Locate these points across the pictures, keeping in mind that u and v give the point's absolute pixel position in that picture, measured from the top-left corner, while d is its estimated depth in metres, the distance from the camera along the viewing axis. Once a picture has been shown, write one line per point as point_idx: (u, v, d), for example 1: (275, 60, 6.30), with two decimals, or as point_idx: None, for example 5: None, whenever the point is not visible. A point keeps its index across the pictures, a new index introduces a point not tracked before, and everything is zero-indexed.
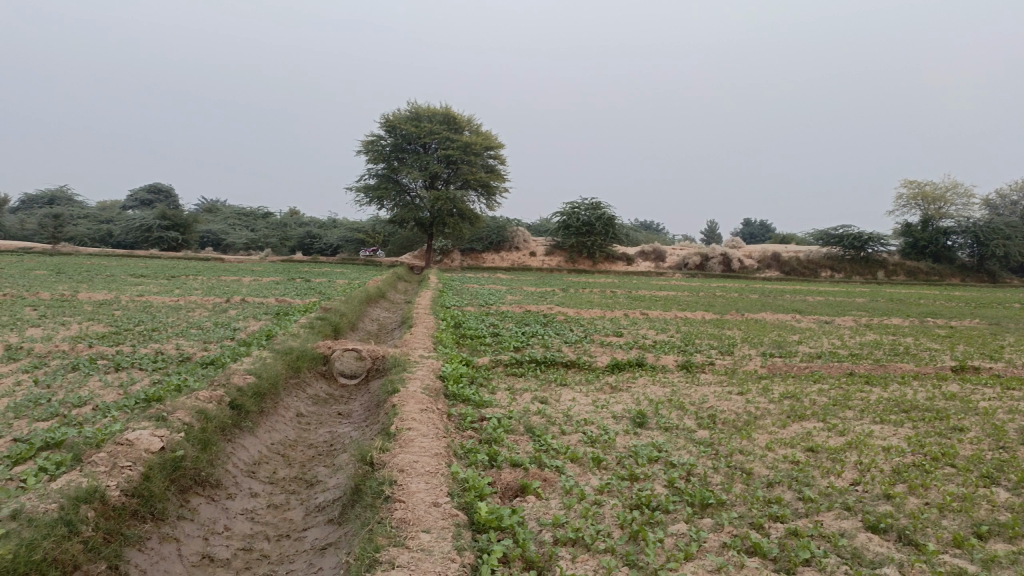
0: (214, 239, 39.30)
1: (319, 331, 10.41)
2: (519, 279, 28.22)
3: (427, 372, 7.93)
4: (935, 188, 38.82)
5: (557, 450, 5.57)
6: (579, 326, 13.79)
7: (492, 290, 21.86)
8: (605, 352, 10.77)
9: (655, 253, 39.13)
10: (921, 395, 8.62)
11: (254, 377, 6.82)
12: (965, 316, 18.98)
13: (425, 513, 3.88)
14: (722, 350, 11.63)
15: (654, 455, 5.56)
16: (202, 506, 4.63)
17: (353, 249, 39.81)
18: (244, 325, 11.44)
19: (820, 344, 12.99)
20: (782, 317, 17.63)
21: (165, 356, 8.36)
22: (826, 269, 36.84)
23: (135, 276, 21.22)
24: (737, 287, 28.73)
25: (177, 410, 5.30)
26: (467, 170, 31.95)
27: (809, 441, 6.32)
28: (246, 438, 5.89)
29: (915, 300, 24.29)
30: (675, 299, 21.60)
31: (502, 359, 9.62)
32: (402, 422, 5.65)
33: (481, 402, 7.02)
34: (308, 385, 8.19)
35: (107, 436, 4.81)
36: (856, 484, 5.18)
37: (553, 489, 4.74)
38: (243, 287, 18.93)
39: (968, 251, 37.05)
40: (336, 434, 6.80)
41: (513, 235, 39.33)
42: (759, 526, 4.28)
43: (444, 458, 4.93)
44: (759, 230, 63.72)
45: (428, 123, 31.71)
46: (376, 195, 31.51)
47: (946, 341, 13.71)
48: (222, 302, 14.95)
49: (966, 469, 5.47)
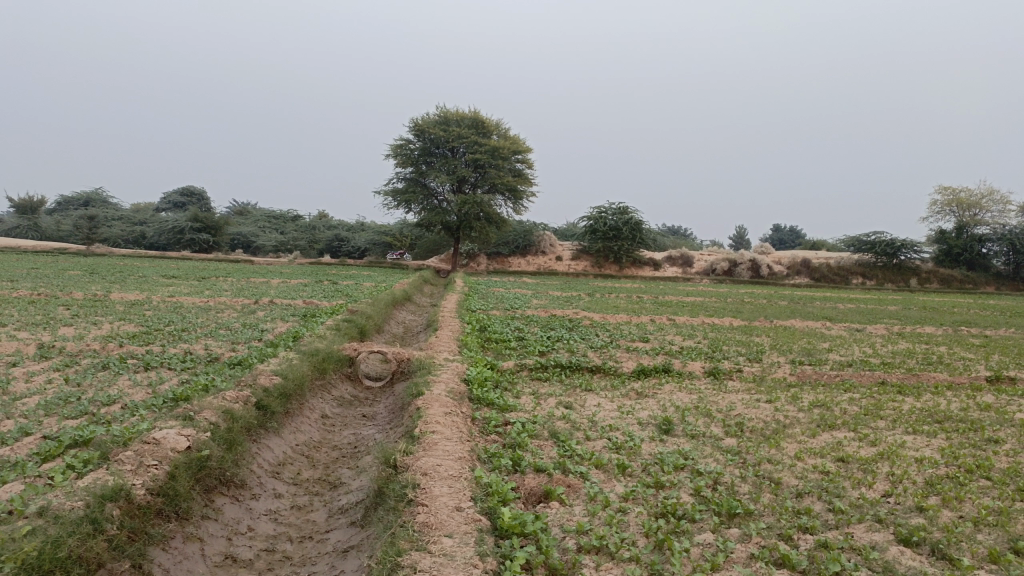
0: (244, 242, 39.78)
1: (345, 333, 10.47)
2: (546, 283, 28.18)
3: (451, 375, 7.91)
4: (970, 194, 38.17)
5: (581, 455, 5.52)
6: (605, 331, 13.71)
7: (518, 293, 21.87)
8: (631, 358, 10.68)
9: (682, 258, 38.89)
10: (955, 405, 8.43)
11: (280, 378, 6.85)
12: (1000, 325, 18.60)
13: (448, 517, 3.85)
14: (750, 357, 11.49)
15: (680, 463, 5.48)
16: (226, 506, 4.64)
17: (380, 252, 39.99)
18: (271, 326, 11.52)
19: (850, 352, 12.80)
20: (811, 324, 17.39)
21: (193, 356, 8.45)
22: (857, 277, 36.33)
23: (166, 277, 21.53)
24: (766, 292, 28.45)
25: (204, 410, 5.34)
26: (494, 174, 31.98)
27: (839, 451, 6.20)
28: (271, 439, 5.91)
29: (948, 308, 23.84)
30: (702, 304, 21.42)
31: (527, 364, 9.58)
32: (425, 425, 5.63)
33: (505, 407, 6.98)
34: (333, 387, 8.21)
35: (134, 435, 4.85)
36: (888, 496, 5.06)
37: (576, 495, 4.69)
38: (271, 289, 19.11)
39: (1004, 259, 36.36)
40: (360, 437, 6.80)
41: (540, 240, 39.29)
42: (788, 537, 4.20)
43: (468, 462, 4.90)
44: (789, 236, 63.11)
45: (456, 127, 31.80)
46: (404, 199, 31.65)
47: (980, 351, 13.42)
48: (250, 303, 15.12)
49: (1002, 482, 5.31)
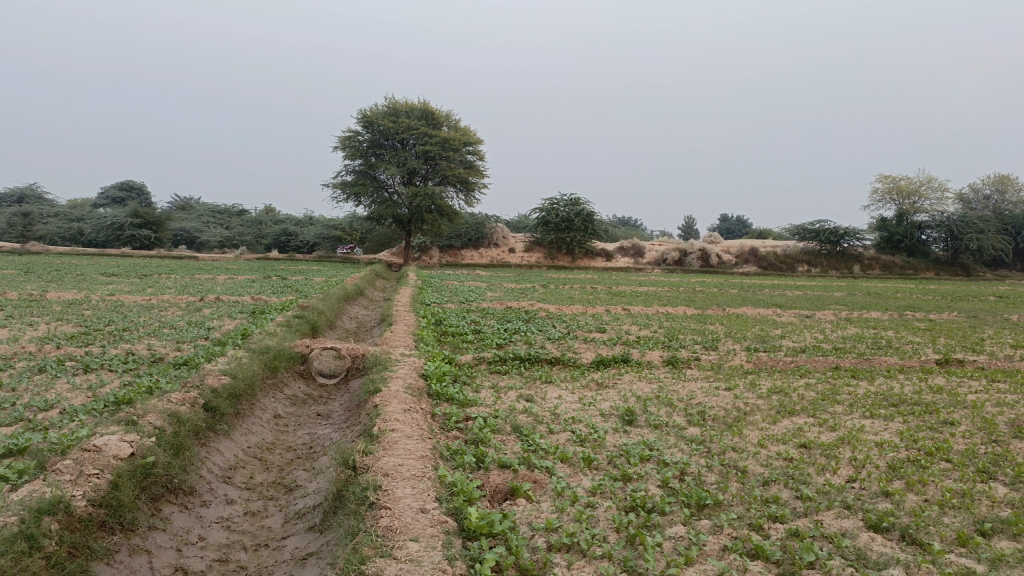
0: (188, 238, 38.69)
1: (296, 329, 10.17)
2: (499, 276, 28.02)
3: (409, 370, 7.71)
4: (910, 182, 39.14)
5: (546, 450, 5.39)
6: (561, 322, 13.64)
7: (472, 286, 21.68)
8: (588, 348, 10.62)
9: (633, 248, 39.20)
10: (908, 388, 8.57)
11: (229, 378, 6.56)
12: (943, 309, 19.11)
13: (413, 519, 3.68)
14: (706, 345, 11.54)
15: (646, 454, 5.40)
16: (175, 515, 4.39)
17: (330, 246, 39.35)
18: (219, 324, 11.14)
19: (803, 338, 12.94)
20: (763, 311, 17.59)
21: (136, 357, 8.09)
22: (802, 264, 37.06)
23: (105, 275, 20.73)
24: (715, 282, 28.79)
25: (149, 413, 5.07)
26: (445, 166, 31.69)
27: (801, 437, 6.20)
28: (221, 443, 5.65)
29: (892, 293, 24.44)
30: (656, 294, 21.55)
31: (485, 357, 9.42)
32: (385, 423, 5.43)
33: (465, 401, 6.82)
34: (285, 385, 7.94)
35: (73, 442, 4.55)
36: (853, 481, 5.05)
37: (543, 492, 4.56)
38: (217, 285, 18.55)
39: (942, 245, 37.49)
40: (315, 436, 6.58)
41: (492, 232, 39.10)
42: (759, 526, 4.14)
43: (431, 460, 4.72)
44: (737, 225, 64.25)
45: (405, 119, 31.34)
46: (354, 191, 31.07)
47: (926, 334, 13.73)
48: (196, 300, 14.61)
49: (961, 464, 5.35)
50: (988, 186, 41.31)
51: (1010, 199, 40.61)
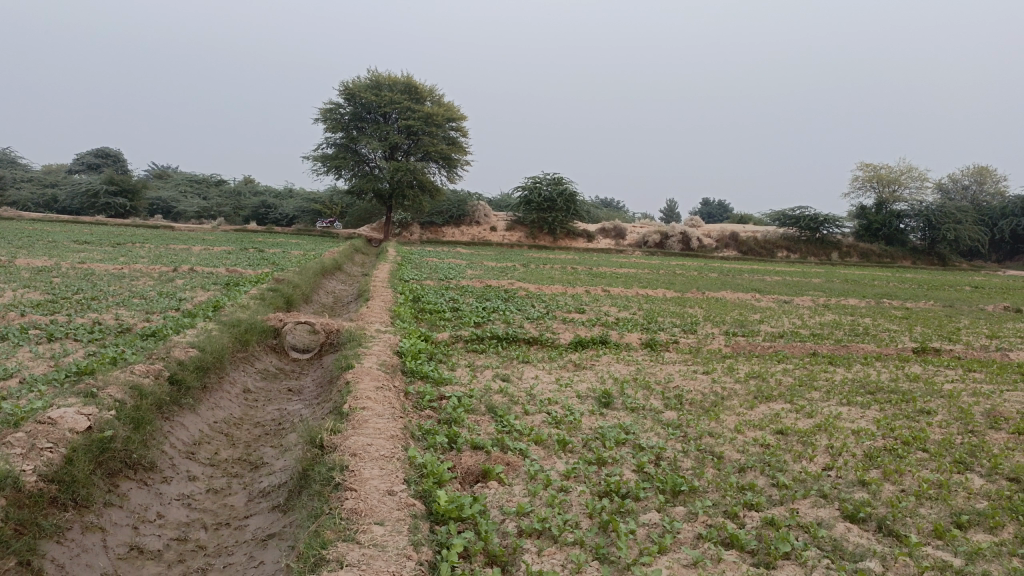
0: (164, 207, 38.04)
1: (270, 303, 9.95)
2: (480, 254, 27.80)
3: (384, 347, 7.55)
4: (890, 171, 39.29)
5: (520, 431, 5.27)
6: (541, 301, 13.52)
7: (453, 263, 21.48)
8: (568, 329, 10.52)
9: (615, 230, 39.11)
10: (885, 376, 8.58)
11: (197, 350, 6.36)
12: (920, 298, 19.23)
13: (380, 502, 3.55)
14: (685, 328, 11.47)
15: (622, 438, 5.30)
16: (133, 491, 4.23)
17: (309, 220, 38.90)
18: (191, 295, 10.88)
19: (781, 323, 12.91)
20: (742, 296, 17.59)
21: (103, 327, 7.85)
22: (782, 250, 37.20)
23: (77, 243, 20.33)
24: (696, 265, 28.80)
25: (109, 386, 4.88)
26: (428, 141, 31.34)
27: (778, 423, 6.14)
28: (186, 417, 5.48)
29: (870, 281, 24.60)
30: (636, 276, 21.49)
31: (462, 335, 9.29)
32: (356, 401, 5.27)
33: (440, 380, 6.70)
34: (256, 359, 7.75)
35: (28, 413, 4.35)
36: (829, 469, 5.00)
37: (516, 474, 4.44)
38: (193, 256, 18.20)
39: (920, 234, 37.80)
40: (285, 412, 6.41)
41: (474, 210, 38.79)
42: (734, 515, 4.06)
43: (401, 440, 4.59)
44: (718, 210, 64.57)
45: (388, 92, 30.87)
46: (334, 164, 30.58)
47: (903, 322, 13.79)
48: (169, 271, 14.30)
49: (938, 454, 5.31)
50: (967, 177, 41.62)
51: (988, 191, 41.04)
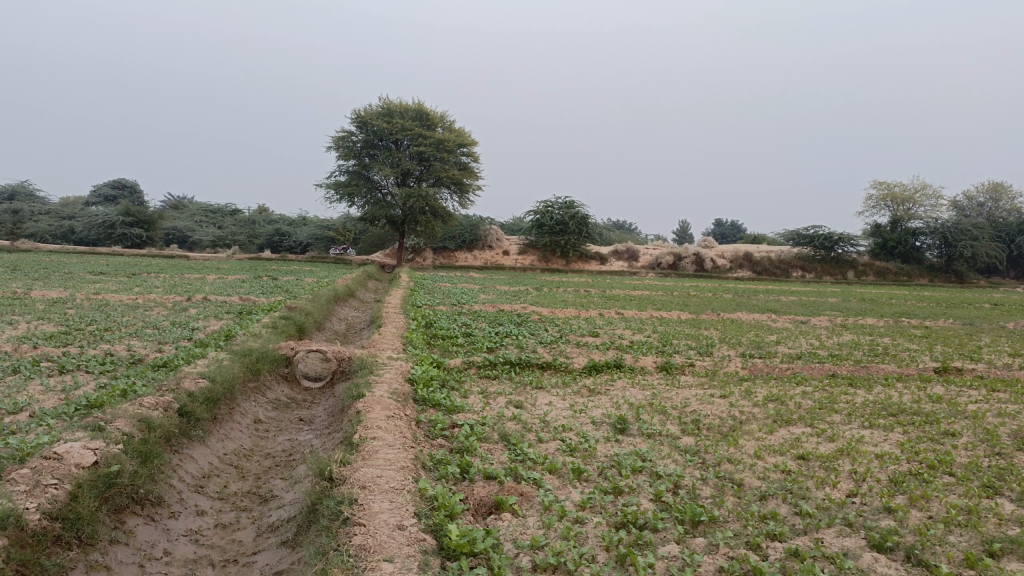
0: (180, 237, 38.33)
1: (282, 331, 9.92)
2: (493, 279, 27.73)
3: (395, 375, 7.47)
4: (905, 189, 39.04)
5: (534, 460, 5.16)
6: (554, 325, 13.42)
7: (465, 288, 21.45)
8: (581, 353, 10.40)
9: (628, 252, 39.02)
10: (907, 397, 8.39)
11: (207, 381, 6.31)
12: (939, 316, 18.97)
13: (389, 537, 3.46)
14: (701, 350, 11.32)
15: (638, 466, 5.18)
16: (139, 528, 4.15)
17: (323, 247, 39.08)
18: (204, 324, 10.87)
19: (798, 344, 12.73)
20: (758, 317, 17.40)
21: (115, 358, 7.82)
22: (797, 270, 36.93)
23: (93, 273, 20.45)
24: (710, 286, 28.57)
25: (117, 419, 4.82)
26: (440, 167, 31.49)
27: (798, 448, 5.99)
28: (195, 449, 5.41)
29: (887, 300, 24.31)
30: (650, 298, 21.34)
31: (475, 361, 9.20)
32: (366, 431, 5.19)
33: (452, 408, 6.60)
34: (267, 389, 7.69)
35: (35, 449, 4.29)
36: (853, 495, 4.85)
37: (530, 505, 4.33)
38: (207, 285, 18.27)
39: (936, 251, 37.42)
40: (295, 443, 6.33)
41: (486, 234, 38.83)
42: (757, 546, 3.92)
43: (411, 471, 4.49)
44: (731, 230, 64.45)
45: (400, 119, 31.09)
46: (347, 191, 30.75)
47: (923, 342, 13.55)
48: (182, 300, 14.33)
49: (966, 478, 5.14)
50: (982, 193, 41.27)
51: (1004, 207, 40.65)
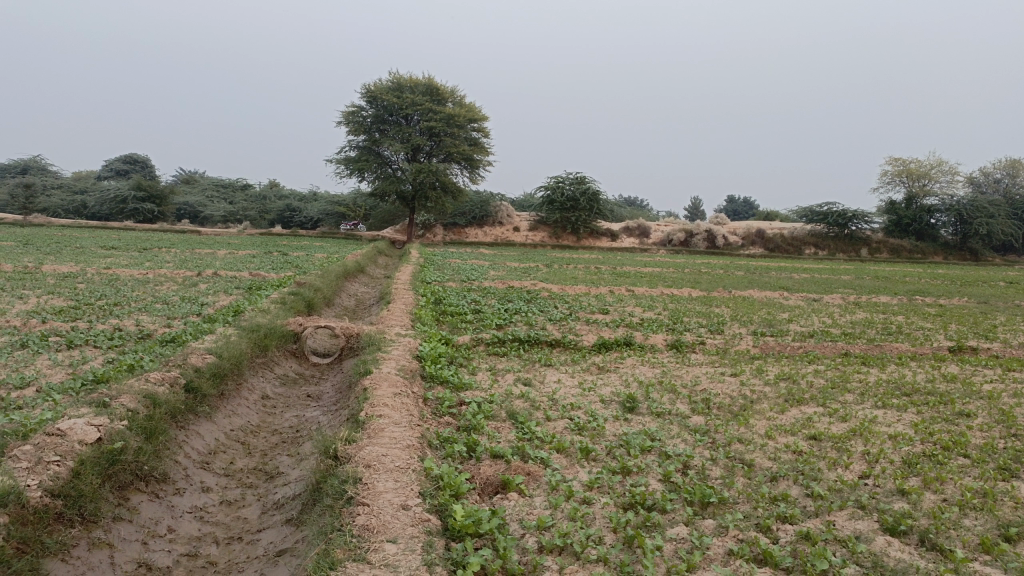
0: (191, 212, 38.35)
1: (291, 306, 9.89)
2: (503, 255, 27.70)
3: (403, 351, 7.41)
4: (920, 165, 38.49)
5: (542, 439, 5.11)
6: (564, 302, 13.34)
7: (475, 264, 21.35)
8: (591, 330, 10.31)
9: (639, 229, 38.77)
10: (920, 376, 8.27)
11: (214, 357, 6.27)
12: (953, 294, 18.74)
13: (394, 517, 3.41)
14: (712, 328, 11.21)
15: (647, 445, 5.12)
16: (144, 504, 4.13)
17: (334, 222, 39.05)
18: (213, 300, 10.85)
19: (811, 322, 12.59)
20: (770, 294, 17.23)
21: (123, 333, 7.80)
22: (810, 247, 36.63)
23: (104, 248, 20.49)
24: (721, 263, 28.37)
25: (122, 395, 4.79)
26: (450, 142, 31.28)
27: (810, 428, 5.91)
28: (202, 425, 5.39)
29: (900, 278, 24.07)
30: (660, 275, 21.22)
31: (484, 338, 9.13)
32: (373, 408, 5.14)
33: (460, 385, 6.55)
34: (275, 364, 7.66)
35: (39, 425, 4.26)
36: (866, 477, 4.78)
37: (537, 485, 4.28)
38: (217, 260, 18.29)
39: (951, 229, 36.94)
40: (303, 419, 6.31)
41: (497, 210, 38.65)
42: (766, 528, 3.86)
43: (417, 450, 4.44)
44: (743, 207, 63.98)
45: (410, 94, 30.86)
46: (357, 167, 30.60)
47: (937, 320, 13.38)
48: (192, 275, 14.32)
49: (981, 460, 5.04)
50: (999, 170, 40.68)
51: (1021, 184, 40.08)
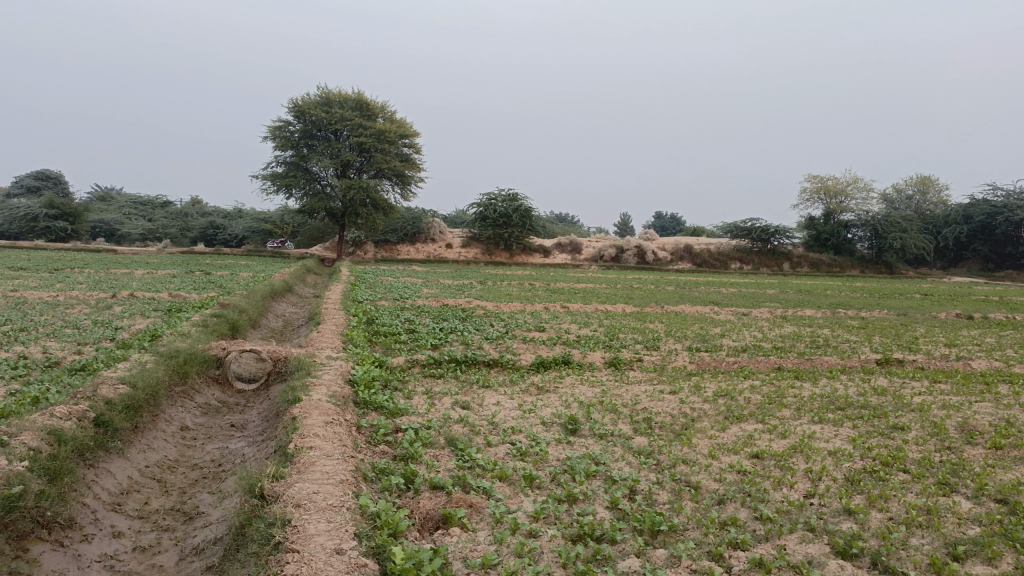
0: (108, 230, 36.66)
1: (213, 329, 9.37)
2: (436, 272, 27.43)
3: (334, 376, 7.07)
4: (837, 182, 39.97)
5: (483, 467, 4.87)
6: (500, 320, 13.15)
7: (408, 282, 21.01)
8: (528, 349, 10.14)
9: (571, 245, 39.05)
10: (852, 390, 8.38)
11: (128, 387, 5.83)
12: (872, 306, 19.38)
13: (326, 564, 3.14)
14: (648, 345, 11.20)
15: (592, 470, 4.95)
16: (46, 555, 3.73)
17: (260, 240, 38.01)
18: (128, 324, 10.21)
19: (742, 337, 12.75)
20: (701, 309, 17.44)
21: (28, 362, 7.22)
22: (735, 262, 37.54)
23: (11, 269, 19.31)
24: (652, 279, 28.76)
25: (23, 432, 4.36)
26: (381, 158, 30.86)
27: (752, 446, 5.85)
28: (113, 463, 4.97)
29: (822, 291, 24.83)
30: (594, 291, 21.27)
31: (419, 359, 8.85)
32: (302, 439, 4.82)
33: (395, 411, 6.26)
34: (196, 393, 7.20)
35: None
36: (811, 496, 4.72)
37: (481, 518, 4.05)
38: (134, 280, 17.40)
39: (867, 243, 38.42)
40: (225, 452, 5.92)
41: (429, 227, 38.32)
42: (718, 556, 3.74)
43: (351, 486, 4.15)
44: (671, 223, 65.34)
45: (339, 109, 30.37)
46: (284, 183, 29.80)
47: (862, 333, 13.74)
48: (107, 297, 13.54)
49: (921, 475, 5.06)
50: (910, 187, 42.74)
51: (931, 200, 42.26)
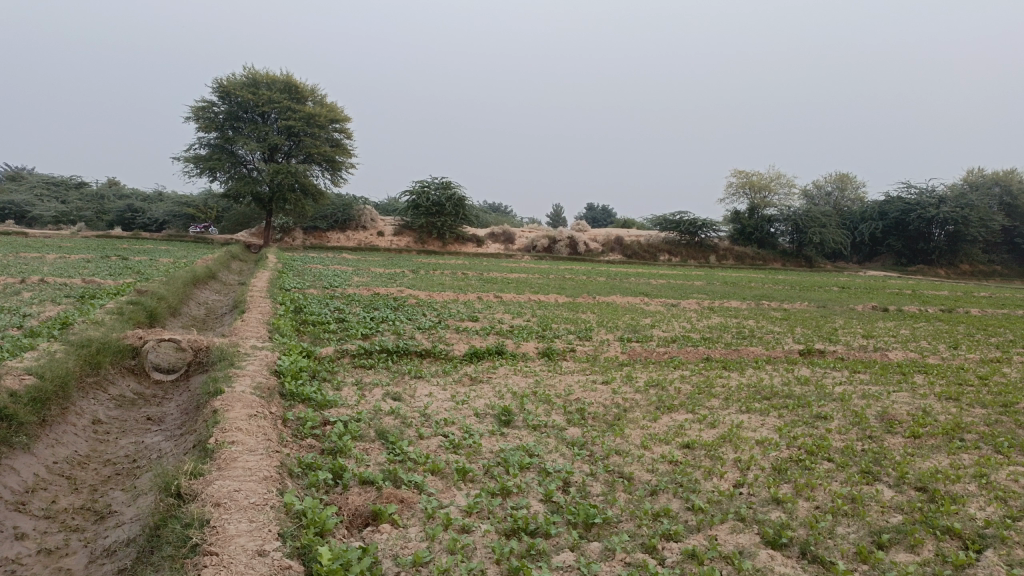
0: (17, 211, 34.77)
1: (130, 318, 8.93)
2: (368, 260, 27.02)
3: (259, 366, 6.80)
4: (761, 177, 41.00)
5: (415, 460, 4.75)
6: (432, 309, 12.98)
7: (338, 270, 20.58)
8: (460, 339, 10.02)
9: (504, 235, 39.04)
10: (778, 379, 8.59)
11: (34, 378, 5.46)
12: (795, 299, 19.98)
13: (247, 567, 2.97)
14: (580, 335, 11.23)
15: (526, 462, 4.88)
16: None
17: (181, 224, 36.68)
18: (37, 311, 9.63)
19: (672, 327, 12.94)
20: (631, 300, 17.64)
21: None
22: (664, 254, 38.17)
23: None
24: (583, 269, 29.01)
25: None
26: (311, 143, 30.13)
27: (683, 436, 5.89)
28: (16, 459, 4.65)
29: (747, 283, 25.52)
30: (526, 281, 21.27)
31: (349, 349, 8.63)
32: (224, 433, 4.59)
33: (323, 403, 6.07)
34: (110, 384, 6.83)
35: None
36: (741, 486, 4.77)
37: (412, 514, 3.93)
38: (45, 265, 16.51)
39: (789, 237, 39.70)
40: (141, 447, 5.61)
41: (360, 214, 37.64)
42: (653, 548, 3.72)
43: (275, 482, 3.97)
44: (602, 214, 66.10)
45: (267, 91, 29.47)
46: (208, 165, 28.75)
47: (785, 324, 14.15)
48: (14, 282, 12.77)
49: (845, 465, 5.17)
50: (830, 183, 44.19)
51: (848, 197, 43.94)
